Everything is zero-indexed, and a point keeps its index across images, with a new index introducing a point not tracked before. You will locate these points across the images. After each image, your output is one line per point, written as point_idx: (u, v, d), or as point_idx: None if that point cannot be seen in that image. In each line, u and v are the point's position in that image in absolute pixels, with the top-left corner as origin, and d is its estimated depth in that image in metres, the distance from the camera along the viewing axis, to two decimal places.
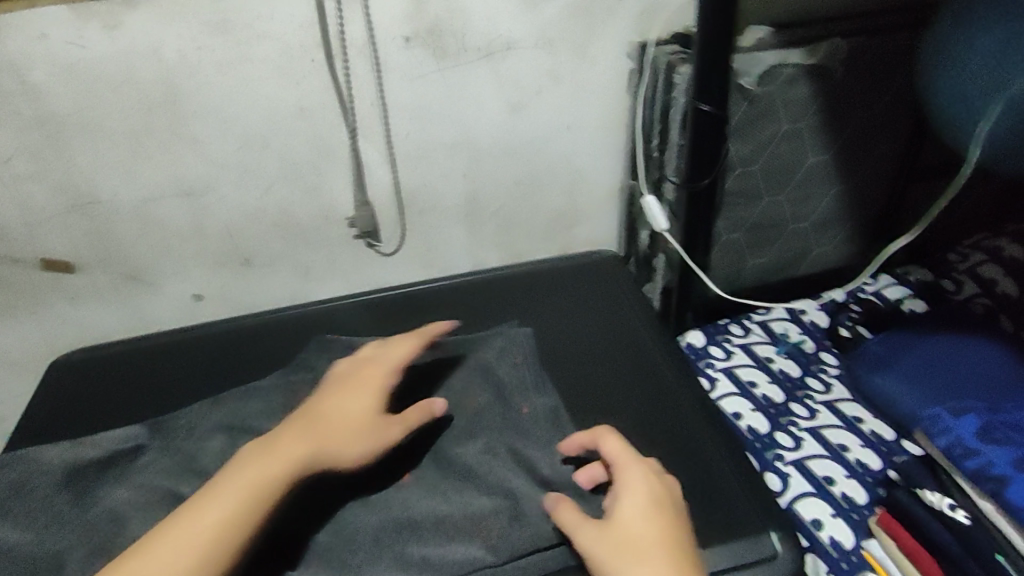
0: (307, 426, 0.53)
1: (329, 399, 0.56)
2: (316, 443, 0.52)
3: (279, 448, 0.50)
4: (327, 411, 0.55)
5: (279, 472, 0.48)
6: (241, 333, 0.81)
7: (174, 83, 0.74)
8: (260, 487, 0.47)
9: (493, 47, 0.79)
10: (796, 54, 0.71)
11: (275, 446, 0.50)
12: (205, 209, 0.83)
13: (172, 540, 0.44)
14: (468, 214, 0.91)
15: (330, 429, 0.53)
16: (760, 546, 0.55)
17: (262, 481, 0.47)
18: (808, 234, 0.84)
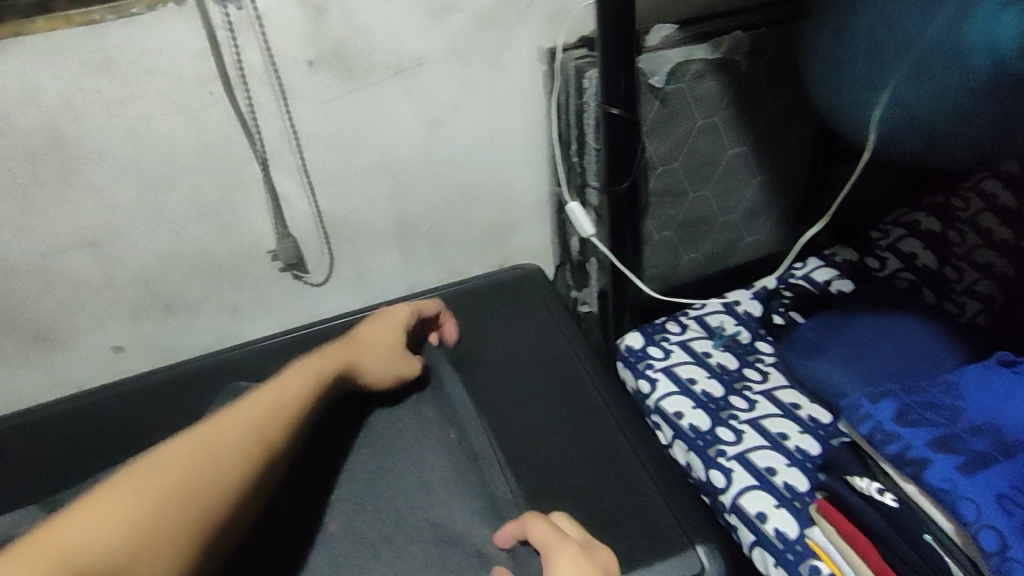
0: (350, 344, 0.64)
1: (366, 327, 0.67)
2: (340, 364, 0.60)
3: (329, 354, 0.61)
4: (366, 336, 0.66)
5: (312, 388, 0.56)
6: (166, 386, 0.78)
7: (60, 129, 0.69)
8: (296, 400, 0.54)
9: (402, 64, 0.77)
10: (700, 50, 0.72)
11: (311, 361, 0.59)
12: (114, 257, 0.79)
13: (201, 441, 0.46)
14: (397, 236, 0.89)
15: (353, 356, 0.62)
16: (688, 563, 0.55)
17: (294, 397, 0.54)
18: (736, 225, 0.86)
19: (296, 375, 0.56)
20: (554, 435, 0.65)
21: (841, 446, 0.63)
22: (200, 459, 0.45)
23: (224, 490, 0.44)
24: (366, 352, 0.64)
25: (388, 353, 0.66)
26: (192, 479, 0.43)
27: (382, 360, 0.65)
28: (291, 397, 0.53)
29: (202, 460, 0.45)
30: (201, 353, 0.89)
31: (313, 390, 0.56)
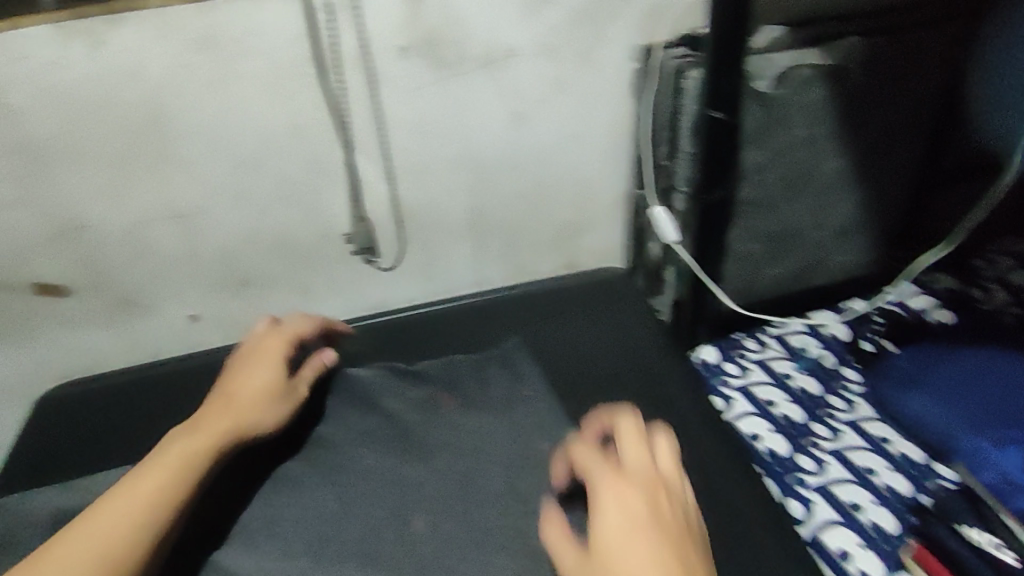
0: (224, 403, 0.52)
1: (240, 368, 0.56)
2: (225, 428, 0.50)
3: (205, 426, 0.50)
4: (234, 385, 0.54)
5: (199, 457, 0.47)
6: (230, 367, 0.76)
7: (161, 103, 0.71)
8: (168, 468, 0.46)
9: (492, 56, 0.76)
10: (811, 56, 0.69)
11: (194, 429, 0.49)
12: (198, 230, 0.81)
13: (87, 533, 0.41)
14: (470, 228, 0.88)
15: (232, 411, 0.52)
16: None
17: (174, 481, 0.45)
18: (825, 243, 0.81)
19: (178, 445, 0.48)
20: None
21: (954, 493, 0.60)
22: (69, 555, 0.40)
23: (124, 558, 0.40)
24: (251, 396, 0.53)
25: (271, 388, 0.54)
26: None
27: (257, 396, 0.53)
28: (172, 467, 0.46)
29: (73, 548, 0.40)
30: (271, 330, 0.90)
31: (196, 461, 0.47)
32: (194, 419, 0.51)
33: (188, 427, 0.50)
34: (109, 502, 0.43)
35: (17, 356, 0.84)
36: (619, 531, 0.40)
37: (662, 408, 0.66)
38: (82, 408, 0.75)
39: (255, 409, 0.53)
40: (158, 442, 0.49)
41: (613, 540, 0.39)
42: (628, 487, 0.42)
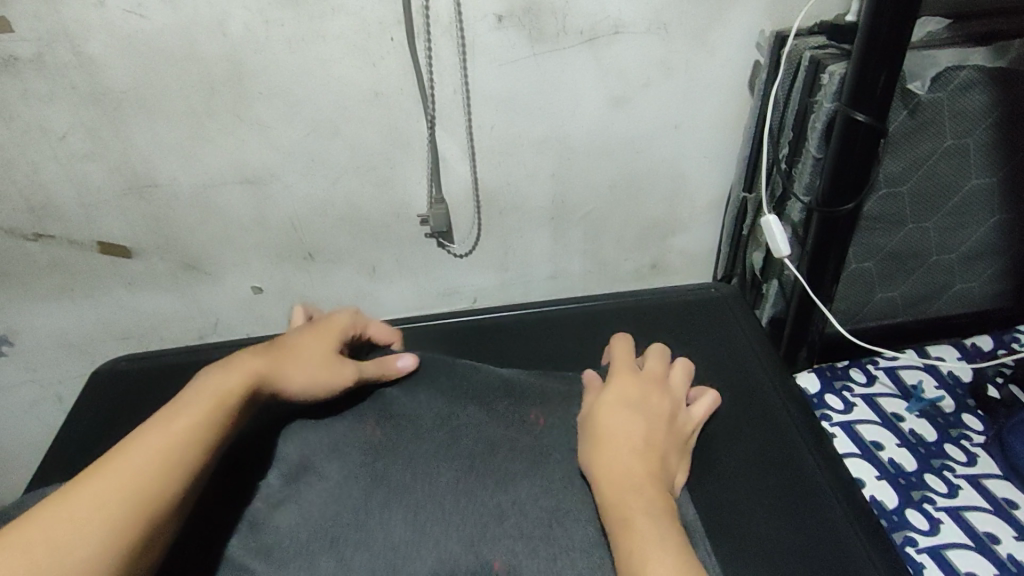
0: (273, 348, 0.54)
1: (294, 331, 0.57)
2: (269, 366, 0.51)
3: (245, 360, 0.50)
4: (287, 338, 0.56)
5: (240, 389, 0.47)
6: None
7: (239, 61, 0.66)
8: (222, 395, 0.46)
9: (598, 30, 0.68)
10: (979, 55, 0.58)
11: (240, 359, 0.50)
12: (268, 198, 0.76)
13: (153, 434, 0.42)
14: (552, 217, 0.82)
15: (289, 360, 0.53)
16: None
17: (222, 396, 0.46)
18: (951, 267, 0.73)
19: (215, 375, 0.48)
20: (719, 484, 0.58)
21: None
22: (139, 445, 0.40)
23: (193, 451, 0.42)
24: (305, 355, 0.54)
25: (330, 358, 0.55)
26: (127, 466, 0.39)
27: (318, 362, 0.54)
28: (216, 391, 0.46)
29: (140, 440, 0.41)
30: (335, 305, 0.87)
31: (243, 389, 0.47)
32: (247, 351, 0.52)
33: (242, 355, 0.51)
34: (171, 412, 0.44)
35: (81, 312, 0.83)
36: (608, 490, 0.48)
37: (770, 443, 0.61)
38: (134, 393, 0.72)
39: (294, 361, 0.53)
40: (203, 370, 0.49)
41: (607, 492, 0.48)
42: (613, 445, 0.51)
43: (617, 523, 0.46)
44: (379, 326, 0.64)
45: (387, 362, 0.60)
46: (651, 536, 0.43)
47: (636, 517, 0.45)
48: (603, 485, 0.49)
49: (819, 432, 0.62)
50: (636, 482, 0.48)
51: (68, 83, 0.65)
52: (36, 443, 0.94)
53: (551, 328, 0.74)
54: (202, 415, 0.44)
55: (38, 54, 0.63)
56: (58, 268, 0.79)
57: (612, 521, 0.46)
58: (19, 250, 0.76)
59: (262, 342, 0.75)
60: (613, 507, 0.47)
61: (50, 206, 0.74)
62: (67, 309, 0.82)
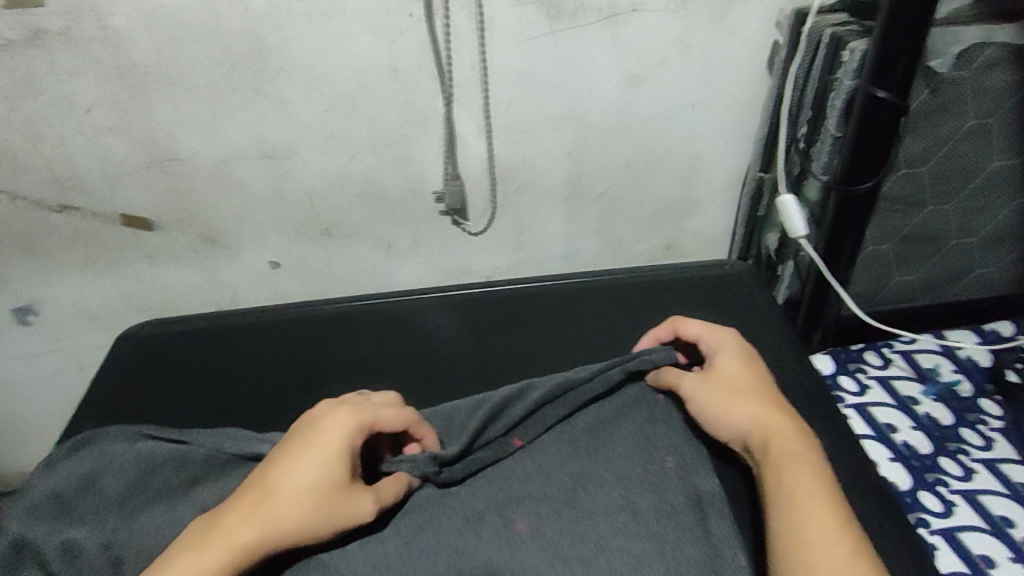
0: (269, 488, 0.48)
1: (301, 455, 0.49)
2: (257, 518, 0.46)
3: (256, 514, 0.46)
4: (296, 470, 0.48)
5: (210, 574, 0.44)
6: (310, 328, 0.74)
7: (260, 36, 0.67)
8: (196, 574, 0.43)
9: (616, 8, 0.67)
10: (1005, 32, 0.58)
11: (217, 532, 0.46)
12: (287, 173, 0.78)
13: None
14: (567, 196, 0.82)
15: (273, 504, 0.47)
16: None
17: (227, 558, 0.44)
18: (971, 252, 0.72)
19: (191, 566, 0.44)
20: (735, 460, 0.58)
21: None
22: None
23: None
24: (298, 491, 0.47)
25: (335, 500, 0.48)
26: None
27: (319, 507, 0.47)
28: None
29: None
30: (350, 281, 0.88)
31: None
32: (226, 510, 0.47)
33: (222, 518, 0.47)
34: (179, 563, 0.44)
35: (104, 283, 0.85)
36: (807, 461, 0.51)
37: None
38: (156, 360, 0.73)
39: (287, 505, 0.47)
40: (230, 517, 0.47)
41: (773, 451, 0.52)
42: (770, 415, 0.54)
43: (777, 483, 0.50)
44: (392, 415, 0.54)
45: (398, 476, 0.52)
46: (816, 501, 0.48)
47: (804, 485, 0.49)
48: (770, 446, 0.52)
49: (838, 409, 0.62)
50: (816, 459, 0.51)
51: (94, 57, 0.67)
52: (61, 411, 0.97)
53: (564, 302, 0.74)
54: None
55: (65, 28, 0.65)
56: (81, 238, 0.80)
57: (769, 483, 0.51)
58: (44, 221, 0.78)
59: (277, 317, 0.76)
60: (775, 468, 0.51)
61: (75, 178, 0.75)
62: (90, 279, 0.84)
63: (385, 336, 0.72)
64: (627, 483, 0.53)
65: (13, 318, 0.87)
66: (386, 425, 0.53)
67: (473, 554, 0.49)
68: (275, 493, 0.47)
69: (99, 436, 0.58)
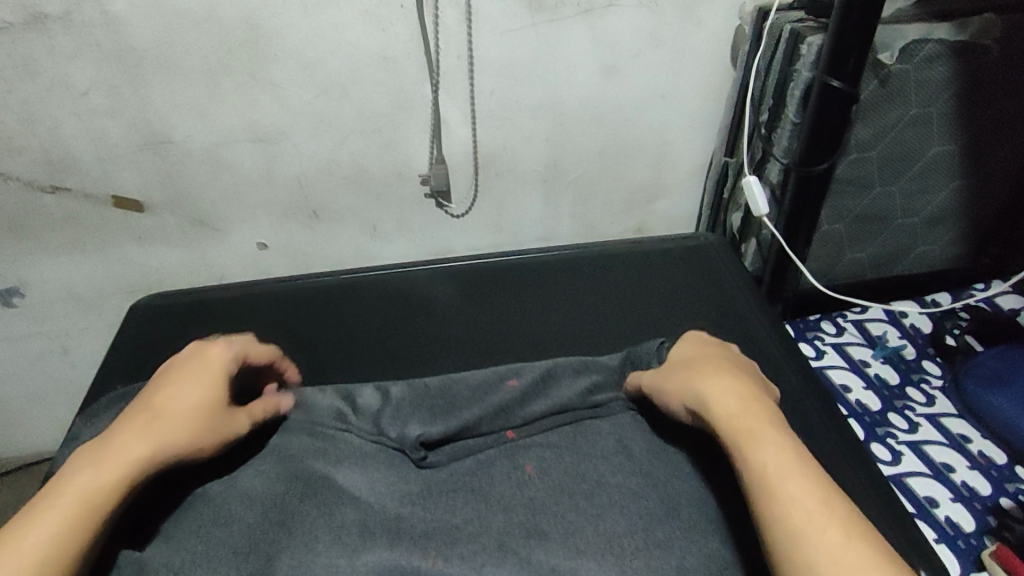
0: (145, 418, 0.52)
1: (171, 388, 0.55)
2: (144, 429, 0.51)
3: (148, 429, 0.51)
4: (169, 400, 0.54)
5: (111, 480, 0.47)
6: (315, 304, 0.79)
7: (256, 22, 0.70)
8: (96, 486, 0.46)
9: (594, 4, 0.72)
10: (943, 29, 0.64)
11: (103, 449, 0.49)
12: (278, 156, 0.80)
13: (66, 485, 0.46)
14: (546, 181, 0.87)
15: (164, 424, 0.52)
16: None
17: (125, 461, 0.48)
18: (915, 230, 0.79)
19: (85, 484, 0.46)
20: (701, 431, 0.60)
21: None
22: (35, 522, 0.44)
23: (90, 511, 0.45)
24: (183, 410, 0.53)
25: (212, 417, 0.55)
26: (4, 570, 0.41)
27: (205, 421, 0.54)
28: (85, 490, 0.46)
29: (42, 514, 0.44)
30: (337, 261, 0.91)
31: (116, 481, 0.47)
32: (105, 437, 0.50)
33: (105, 445, 0.49)
34: (71, 475, 0.47)
35: (91, 265, 0.86)
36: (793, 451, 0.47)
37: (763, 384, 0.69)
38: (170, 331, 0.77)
39: (177, 426, 0.52)
40: (113, 431, 0.51)
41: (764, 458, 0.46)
42: (719, 377, 0.54)
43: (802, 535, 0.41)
44: (254, 346, 0.64)
45: (266, 399, 0.62)
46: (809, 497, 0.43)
47: (799, 486, 0.44)
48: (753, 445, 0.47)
49: (798, 370, 0.69)
50: (799, 446, 0.47)
51: (91, 39, 0.69)
52: (43, 395, 0.97)
53: (549, 274, 0.81)
54: (71, 521, 0.44)
55: (63, 11, 0.66)
56: (71, 220, 0.82)
57: (764, 486, 0.45)
58: (35, 204, 0.79)
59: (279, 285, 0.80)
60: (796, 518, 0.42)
61: (65, 160, 0.77)
62: (76, 261, 0.85)
63: (390, 316, 0.79)
64: (621, 430, 0.60)
65: None
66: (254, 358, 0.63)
67: (490, 491, 0.56)
68: (161, 411, 0.53)
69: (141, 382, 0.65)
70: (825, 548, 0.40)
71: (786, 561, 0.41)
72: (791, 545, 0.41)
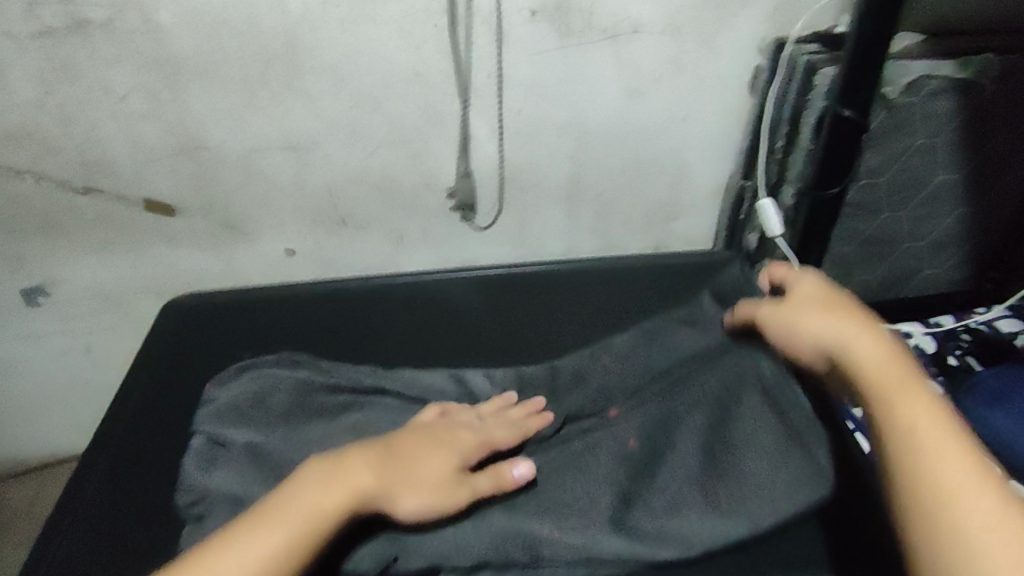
0: (390, 461, 0.56)
1: (415, 445, 0.59)
2: (382, 475, 0.54)
3: (381, 469, 0.54)
4: (415, 459, 0.57)
5: (337, 505, 0.50)
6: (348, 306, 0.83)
7: (297, 37, 0.73)
8: (338, 493, 0.51)
9: (618, 29, 0.76)
10: (946, 66, 0.69)
11: (341, 470, 0.52)
12: (310, 164, 0.83)
13: (294, 496, 0.50)
14: (566, 197, 0.90)
15: (394, 470, 0.55)
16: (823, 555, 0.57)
17: (353, 487, 0.51)
18: (920, 254, 0.83)
19: (319, 494, 0.50)
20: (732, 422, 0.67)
21: None
22: (230, 540, 0.47)
23: (306, 532, 0.48)
24: (416, 466, 0.57)
25: (445, 485, 0.57)
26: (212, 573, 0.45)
27: (438, 485, 0.57)
28: (306, 508, 0.49)
29: (246, 532, 0.47)
30: (361, 269, 0.94)
31: (339, 509, 0.50)
32: (353, 459, 0.54)
33: (324, 468, 0.52)
34: (294, 493, 0.50)
35: (120, 266, 0.88)
36: (949, 435, 0.43)
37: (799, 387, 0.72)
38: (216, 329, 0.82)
39: (400, 475, 0.55)
40: (366, 460, 0.54)
41: (914, 424, 0.43)
42: (855, 333, 0.49)
43: (935, 510, 0.40)
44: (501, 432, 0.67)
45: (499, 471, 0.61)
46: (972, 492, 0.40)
47: (953, 465, 0.41)
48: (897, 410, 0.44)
49: None
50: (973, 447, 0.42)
51: (136, 48, 0.72)
52: (63, 391, 0.99)
53: (572, 289, 0.85)
54: (281, 546, 0.47)
55: (109, 18, 0.69)
56: (104, 221, 0.84)
57: (900, 431, 0.43)
58: (69, 204, 0.81)
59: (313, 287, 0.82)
60: (931, 478, 0.41)
61: (103, 163, 0.79)
62: (106, 261, 0.87)
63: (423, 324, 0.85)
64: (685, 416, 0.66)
65: (24, 299, 0.89)
66: (502, 442, 0.66)
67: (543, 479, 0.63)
68: (390, 454, 0.56)
69: (253, 361, 0.76)
70: (957, 501, 0.40)
71: (929, 524, 0.40)
72: (925, 511, 0.40)
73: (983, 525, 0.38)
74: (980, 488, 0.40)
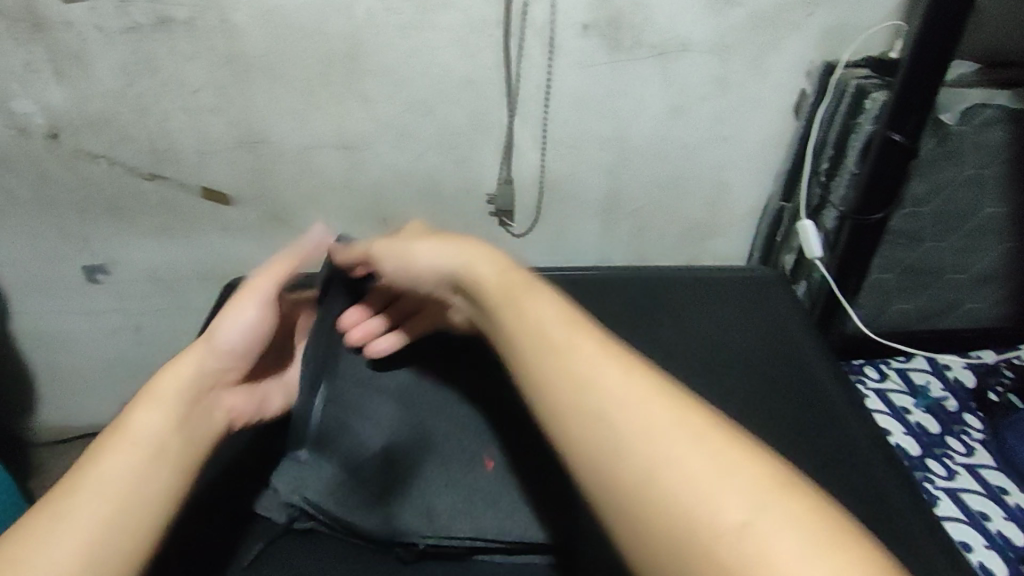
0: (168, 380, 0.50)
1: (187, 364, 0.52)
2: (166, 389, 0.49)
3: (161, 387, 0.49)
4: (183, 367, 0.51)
5: (135, 452, 0.45)
6: None
7: (358, 40, 0.76)
8: (141, 452, 0.45)
9: (668, 47, 0.77)
10: (1002, 96, 0.69)
11: (123, 427, 0.46)
12: (360, 163, 0.86)
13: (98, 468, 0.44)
14: (604, 210, 0.91)
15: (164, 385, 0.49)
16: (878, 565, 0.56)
17: (153, 417, 0.47)
18: (962, 287, 0.82)
19: (133, 467, 0.44)
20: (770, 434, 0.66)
21: None
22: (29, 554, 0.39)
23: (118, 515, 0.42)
24: (176, 377, 0.50)
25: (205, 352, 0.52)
26: None
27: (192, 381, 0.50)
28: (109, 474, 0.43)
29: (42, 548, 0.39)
30: None
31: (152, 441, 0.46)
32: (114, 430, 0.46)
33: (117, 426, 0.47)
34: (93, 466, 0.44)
35: (174, 250, 0.93)
36: (646, 380, 0.39)
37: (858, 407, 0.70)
38: None
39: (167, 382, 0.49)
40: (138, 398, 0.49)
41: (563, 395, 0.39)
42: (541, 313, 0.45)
43: (673, 469, 0.35)
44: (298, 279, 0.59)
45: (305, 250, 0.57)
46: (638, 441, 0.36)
47: (682, 443, 0.35)
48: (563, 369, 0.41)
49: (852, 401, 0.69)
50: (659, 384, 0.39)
51: (209, 44, 0.76)
52: (110, 365, 1.04)
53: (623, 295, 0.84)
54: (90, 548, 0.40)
55: (190, 18, 0.74)
56: (164, 206, 0.88)
57: (603, 419, 0.37)
58: (134, 187, 0.86)
59: None
60: (644, 448, 0.36)
61: (168, 151, 0.84)
62: (162, 244, 0.92)
63: None
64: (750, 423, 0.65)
65: (85, 276, 0.94)
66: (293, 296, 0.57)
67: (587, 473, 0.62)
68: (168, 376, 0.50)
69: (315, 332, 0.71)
70: (684, 482, 0.34)
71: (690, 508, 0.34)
72: (649, 480, 0.35)
73: (743, 489, 0.33)
74: (696, 438, 0.36)
